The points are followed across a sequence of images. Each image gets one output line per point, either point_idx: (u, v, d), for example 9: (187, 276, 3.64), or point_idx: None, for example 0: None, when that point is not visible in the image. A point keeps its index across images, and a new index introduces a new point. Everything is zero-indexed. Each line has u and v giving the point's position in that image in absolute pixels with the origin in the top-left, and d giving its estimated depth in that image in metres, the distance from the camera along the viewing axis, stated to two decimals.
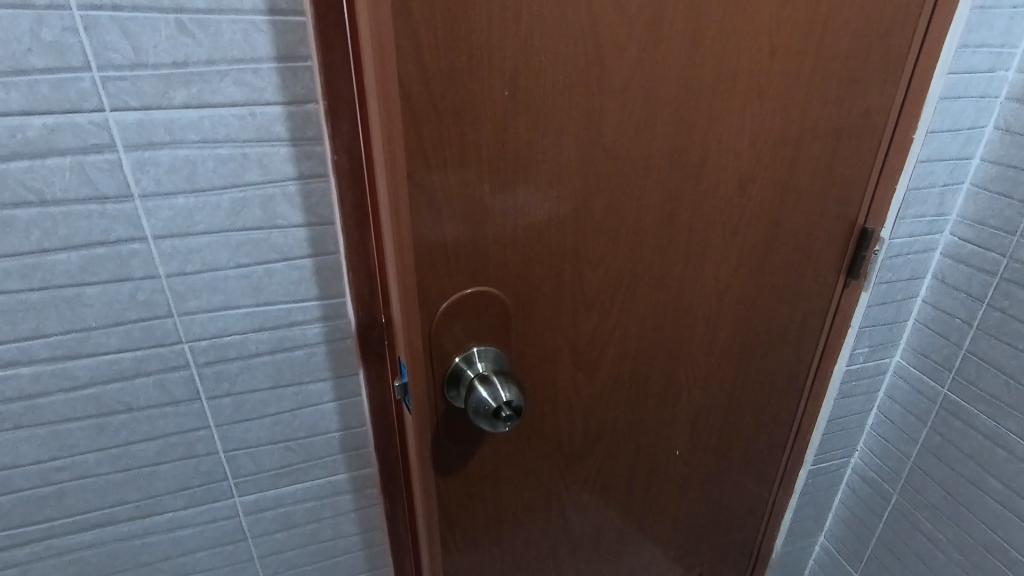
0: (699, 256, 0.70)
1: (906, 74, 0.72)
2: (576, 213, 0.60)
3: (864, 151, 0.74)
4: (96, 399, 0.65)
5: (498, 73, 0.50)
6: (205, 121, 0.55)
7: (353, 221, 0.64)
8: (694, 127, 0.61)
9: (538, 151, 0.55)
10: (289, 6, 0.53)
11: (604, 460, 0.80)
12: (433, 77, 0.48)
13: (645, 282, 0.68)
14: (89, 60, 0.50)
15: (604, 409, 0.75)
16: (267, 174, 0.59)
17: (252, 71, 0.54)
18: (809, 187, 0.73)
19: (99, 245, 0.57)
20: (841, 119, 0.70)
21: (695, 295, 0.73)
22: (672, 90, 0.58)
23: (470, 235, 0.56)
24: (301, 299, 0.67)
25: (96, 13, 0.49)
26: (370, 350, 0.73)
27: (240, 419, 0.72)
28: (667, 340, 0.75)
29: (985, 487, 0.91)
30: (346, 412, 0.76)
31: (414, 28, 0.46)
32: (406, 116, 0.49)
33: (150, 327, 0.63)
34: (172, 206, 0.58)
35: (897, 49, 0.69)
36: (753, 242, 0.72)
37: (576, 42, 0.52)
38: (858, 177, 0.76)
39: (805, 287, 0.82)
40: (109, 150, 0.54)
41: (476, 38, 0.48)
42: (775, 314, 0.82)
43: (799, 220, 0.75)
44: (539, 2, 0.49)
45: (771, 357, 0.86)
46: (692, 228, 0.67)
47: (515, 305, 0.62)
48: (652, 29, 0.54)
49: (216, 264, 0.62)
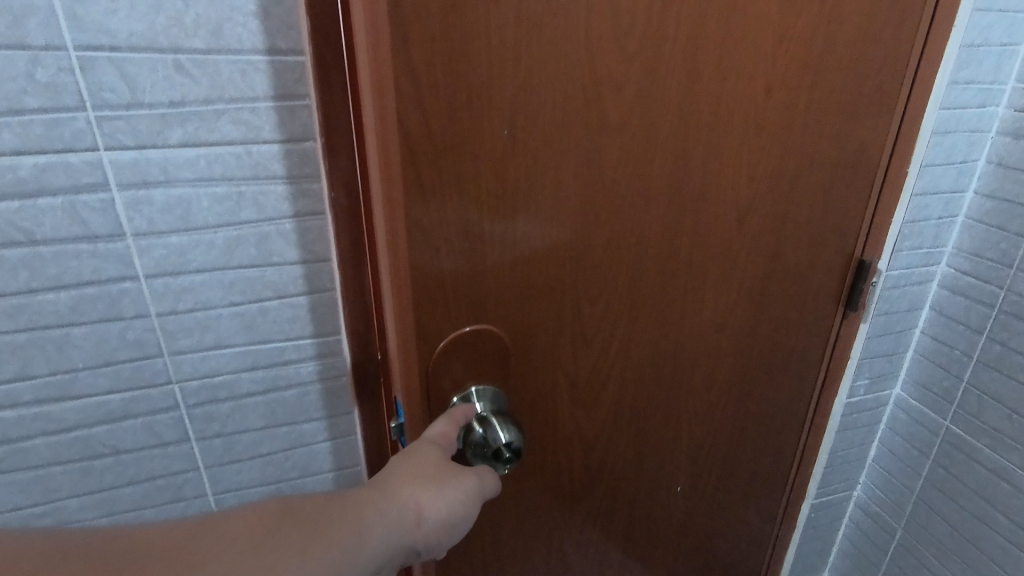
0: (698, 288, 0.69)
1: (900, 108, 0.73)
2: (576, 247, 0.59)
3: (860, 184, 0.75)
4: (82, 442, 0.63)
5: (498, 110, 0.50)
6: (201, 159, 0.55)
7: (349, 258, 0.63)
8: (693, 161, 0.61)
9: (537, 185, 0.55)
10: (288, 45, 0.53)
11: (604, 498, 0.78)
12: (433, 114, 0.48)
13: (645, 315, 0.67)
14: (84, 99, 0.50)
15: (604, 445, 0.74)
16: (262, 213, 0.58)
17: (250, 109, 0.54)
18: (807, 219, 0.73)
19: (89, 284, 0.56)
20: (837, 152, 0.70)
21: (695, 328, 0.72)
22: (670, 125, 0.58)
23: (468, 270, 0.55)
24: (295, 337, 0.66)
25: (92, 53, 0.48)
26: (366, 389, 0.71)
27: (231, 460, 0.70)
28: (667, 374, 0.73)
29: (990, 521, 0.90)
30: (340, 451, 0.74)
31: (414, 67, 0.46)
32: (405, 154, 0.48)
33: (139, 368, 0.61)
34: (165, 245, 0.57)
35: (890, 84, 0.70)
36: (751, 275, 0.72)
37: (576, 79, 0.52)
38: (854, 208, 0.76)
39: (804, 319, 0.82)
40: (102, 189, 0.53)
41: (476, 76, 0.48)
42: (776, 346, 0.81)
43: (797, 253, 0.74)
44: (539, 39, 0.49)
45: (771, 389, 0.85)
46: (692, 260, 0.67)
47: (515, 341, 0.61)
48: (650, 64, 0.55)
49: (209, 303, 0.61)
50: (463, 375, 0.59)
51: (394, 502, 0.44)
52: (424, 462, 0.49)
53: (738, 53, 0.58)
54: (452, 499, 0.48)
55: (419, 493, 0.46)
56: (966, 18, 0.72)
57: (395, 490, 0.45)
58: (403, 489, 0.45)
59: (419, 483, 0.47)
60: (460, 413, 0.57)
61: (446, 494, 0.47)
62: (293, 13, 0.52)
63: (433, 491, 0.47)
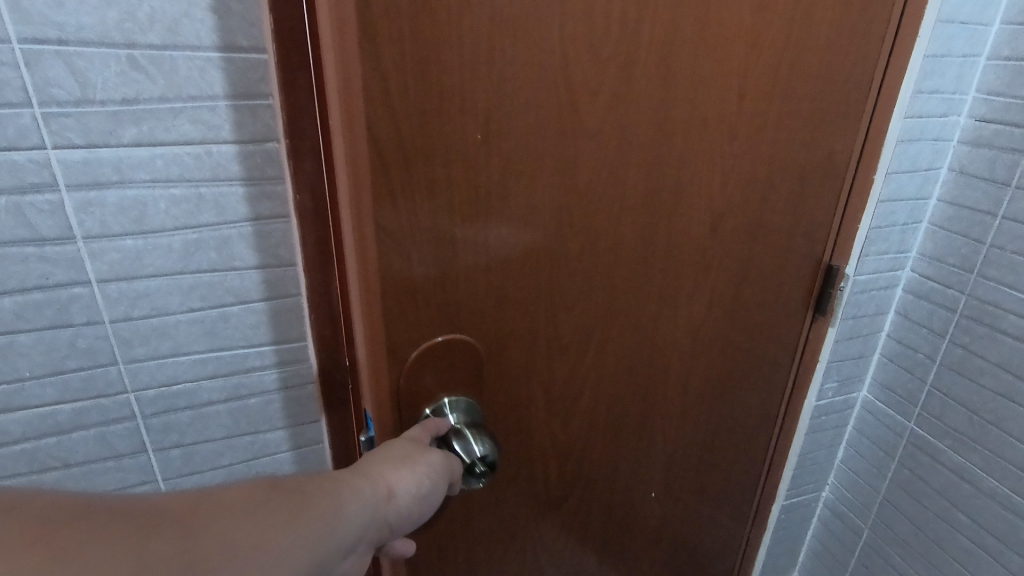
0: (672, 295, 0.69)
1: (867, 117, 0.74)
2: (551, 253, 0.59)
3: (828, 191, 0.76)
4: (28, 455, 0.59)
5: (471, 115, 0.49)
6: (157, 160, 0.52)
7: (314, 262, 0.61)
8: (667, 168, 0.61)
9: (511, 191, 0.54)
10: (250, 43, 0.51)
11: (580, 506, 0.77)
12: (403, 119, 0.46)
13: (620, 322, 0.67)
14: (29, 95, 0.47)
15: (579, 453, 0.73)
16: (223, 216, 0.56)
17: (209, 108, 0.52)
18: (778, 226, 0.73)
19: (36, 289, 0.53)
20: (807, 160, 0.71)
21: (668, 335, 0.72)
22: (644, 133, 0.58)
23: (441, 279, 0.54)
24: (258, 343, 0.63)
25: (39, 47, 0.46)
26: (333, 396, 0.69)
27: (190, 472, 0.67)
28: (642, 381, 0.73)
29: (953, 521, 0.92)
30: (306, 461, 0.72)
31: (383, 73, 0.44)
32: (374, 160, 0.47)
33: (92, 376, 0.59)
34: (119, 248, 0.54)
35: (857, 94, 0.71)
36: (724, 281, 0.72)
37: (550, 84, 0.51)
38: (823, 215, 0.77)
39: (775, 325, 0.82)
40: (50, 190, 0.50)
41: (448, 81, 0.47)
42: (748, 352, 0.81)
43: (769, 259, 0.75)
44: (513, 45, 0.48)
45: (743, 394, 0.85)
46: (666, 267, 0.67)
47: (488, 351, 0.60)
48: (625, 71, 0.54)
49: (167, 309, 0.58)
50: (434, 383, 0.58)
51: (366, 481, 0.44)
52: (388, 449, 0.49)
53: (711, 61, 0.58)
54: (421, 475, 0.48)
55: (389, 473, 0.46)
56: (930, 29, 0.74)
57: (365, 472, 0.45)
58: (373, 471, 0.45)
59: (389, 466, 0.47)
60: (433, 430, 0.56)
61: (415, 472, 0.48)
62: (255, 9, 0.50)
63: (403, 471, 0.47)
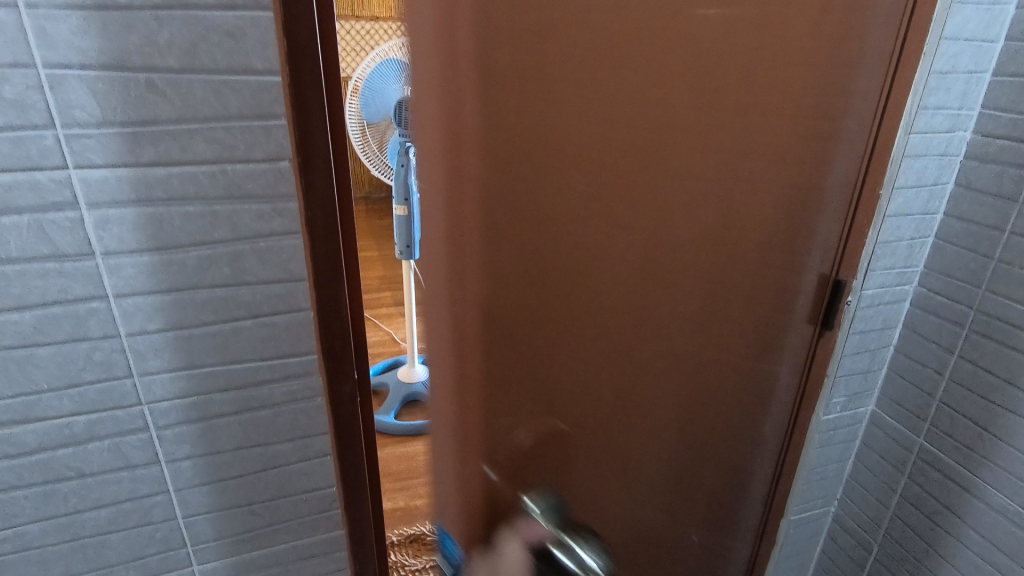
0: (690, 291, 0.80)
1: (869, 141, 0.82)
2: (594, 239, 0.69)
3: (827, 211, 0.85)
4: (44, 465, 0.60)
5: (547, 110, 0.59)
6: (173, 179, 0.54)
7: (325, 276, 0.63)
8: (693, 180, 0.73)
9: (572, 183, 0.64)
10: (264, 65, 0.53)
11: (594, 493, 0.81)
12: (494, 110, 0.56)
13: (644, 309, 0.77)
14: (53, 117, 0.49)
15: (597, 436, 0.79)
16: (236, 232, 0.58)
17: (224, 128, 0.53)
18: (780, 241, 0.83)
19: (55, 303, 0.55)
20: (804, 183, 0.81)
21: (686, 326, 0.82)
22: (677, 150, 0.71)
23: (499, 253, 0.62)
24: (269, 356, 0.65)
25: (62, 71, 0.48)
26: (341, 408, 0.71)
27: (201, 483, 0.68)
28: (661, 366, 0.82)
29: (963, 537, 0.91)
30: (314, 473, 0.73)
31: (486, 63, 0.54)
32: (462, 133, 0.55)
33: (108, 389, 0.60)
34: (136, 264, 0.56)
35: (854, 121, 0.81)
36: (734, 285, 0.83)
37: (612, 99, 0.63)
38: (821, 233, 0.86)
39: (776, 332, 0.91)
40: (70, 208, 0.52)
41: (534, 79, 0.58)
42: (748, 354, 0.90)
43: (773, 269, 0.85)
44: (586, 62, 0.60)
45: (745, 395, 0.94)
46: (687, 264, 0.78)
47: (533, 325, 0.68)
48: (669, 97, 0.67)
49: (180, 323, 0.60)
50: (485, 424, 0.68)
51: None
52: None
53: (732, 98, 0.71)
54: None
55: None
56: (933, 47, 0.77)
57: None
58: None
59: None
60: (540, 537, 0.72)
61: None
62: (269, 33, 0.52)
63: None
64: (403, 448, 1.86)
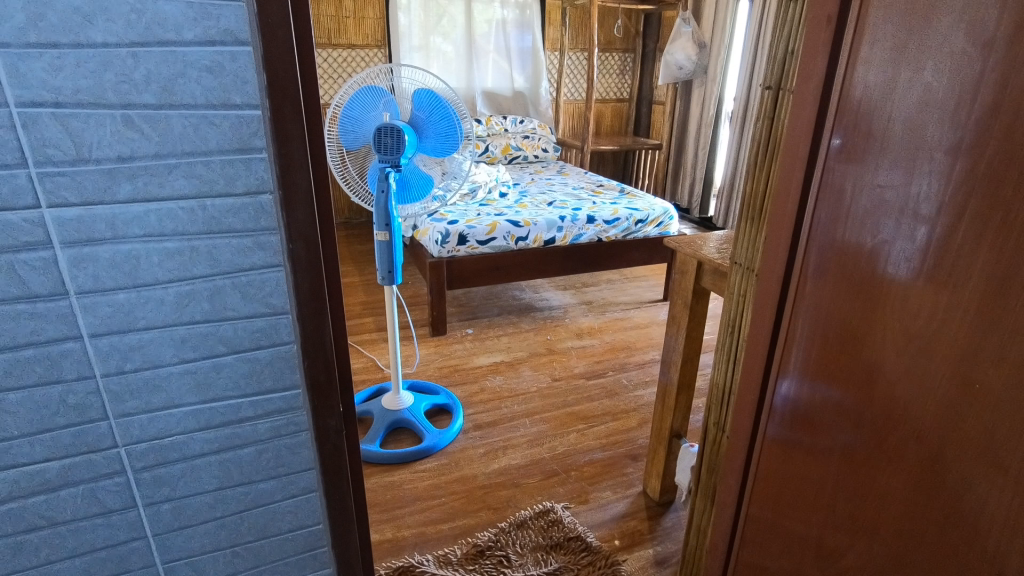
0: (841, 311, 0.75)
1: (983, 167, 0.57)
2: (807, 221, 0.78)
3: (954, 270, 0.61)
4: (14, 515, 0.58)
5: None
6: (150, 215, 0.53)
7: (309, 309, 0.62)
8: (866, 184, 0.69)
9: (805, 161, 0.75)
10: (244, 100, 0.52)
11: (738, 431, 0.97)
12: None
13: (817, 306, 0.79)
14: (25, 156, 0.48)
15: (761, 387, 0.91)
16: (216, 267, 0.57)
17: (203, 163, 0.53)
18: (919, 297, 0.65)
19: (27, 346, 0.53)
20: (934, 223, 0.62)
21: (834, 350, 0.76)
22: (871, 162, 0.68)
23: None
24: (251, 393, 0.63)
25: (36, 109, 0.47)
26: (327, 442, 0.70)
27: (181, 525, 0.66)
28: (815, 376, 0.80)
29: None
30: (299, 510, 0.71)
31: None
32: None
33: (82, 433, 0.58)
34: (112, 302, 0.54)
35: (976, 144, 0.58)
36: (878, 330, 0.70)
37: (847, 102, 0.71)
38: (952, 304, 0.61)
39: (896, 416, 0.69)
40: (43, 248, 0.51)
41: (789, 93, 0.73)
42: (863, 427, 0.73)
43: (911, 328, 0.66)
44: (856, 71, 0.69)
45: (855, 479, 0.75)
46: (852, 283, 0.73)
47: None
48: (875, 109, 0.67)
49: (157, 361, 0.58)
50: None
51: None
52: None
53: (909, 113, 0.63)
54: None
55: None
56: (975, 47, 0.57)
57: None
58: None
59: None
60: None
61: None
62: (248, 68, 0.52)
63: None
64: (389, 478, 1.82)
